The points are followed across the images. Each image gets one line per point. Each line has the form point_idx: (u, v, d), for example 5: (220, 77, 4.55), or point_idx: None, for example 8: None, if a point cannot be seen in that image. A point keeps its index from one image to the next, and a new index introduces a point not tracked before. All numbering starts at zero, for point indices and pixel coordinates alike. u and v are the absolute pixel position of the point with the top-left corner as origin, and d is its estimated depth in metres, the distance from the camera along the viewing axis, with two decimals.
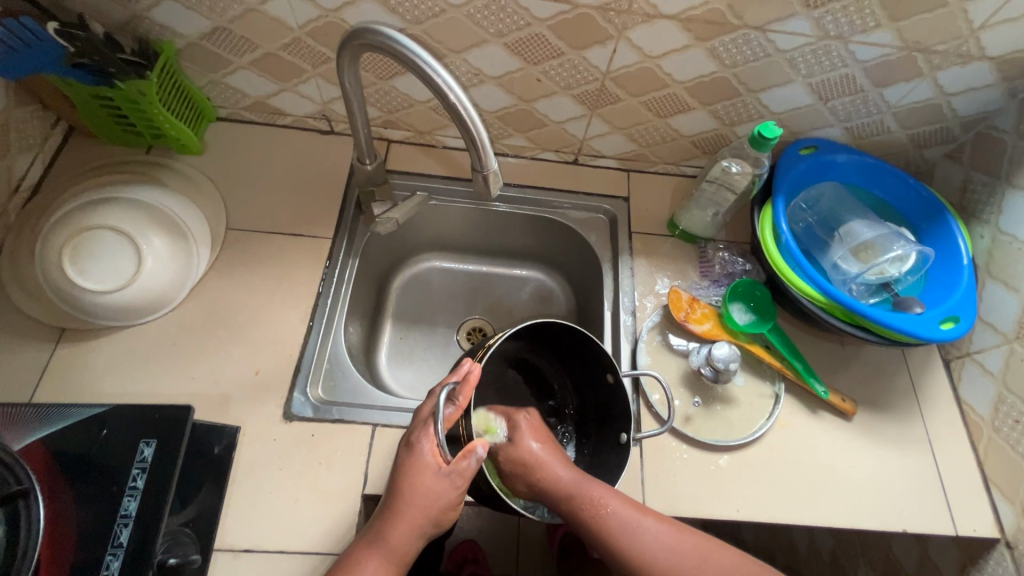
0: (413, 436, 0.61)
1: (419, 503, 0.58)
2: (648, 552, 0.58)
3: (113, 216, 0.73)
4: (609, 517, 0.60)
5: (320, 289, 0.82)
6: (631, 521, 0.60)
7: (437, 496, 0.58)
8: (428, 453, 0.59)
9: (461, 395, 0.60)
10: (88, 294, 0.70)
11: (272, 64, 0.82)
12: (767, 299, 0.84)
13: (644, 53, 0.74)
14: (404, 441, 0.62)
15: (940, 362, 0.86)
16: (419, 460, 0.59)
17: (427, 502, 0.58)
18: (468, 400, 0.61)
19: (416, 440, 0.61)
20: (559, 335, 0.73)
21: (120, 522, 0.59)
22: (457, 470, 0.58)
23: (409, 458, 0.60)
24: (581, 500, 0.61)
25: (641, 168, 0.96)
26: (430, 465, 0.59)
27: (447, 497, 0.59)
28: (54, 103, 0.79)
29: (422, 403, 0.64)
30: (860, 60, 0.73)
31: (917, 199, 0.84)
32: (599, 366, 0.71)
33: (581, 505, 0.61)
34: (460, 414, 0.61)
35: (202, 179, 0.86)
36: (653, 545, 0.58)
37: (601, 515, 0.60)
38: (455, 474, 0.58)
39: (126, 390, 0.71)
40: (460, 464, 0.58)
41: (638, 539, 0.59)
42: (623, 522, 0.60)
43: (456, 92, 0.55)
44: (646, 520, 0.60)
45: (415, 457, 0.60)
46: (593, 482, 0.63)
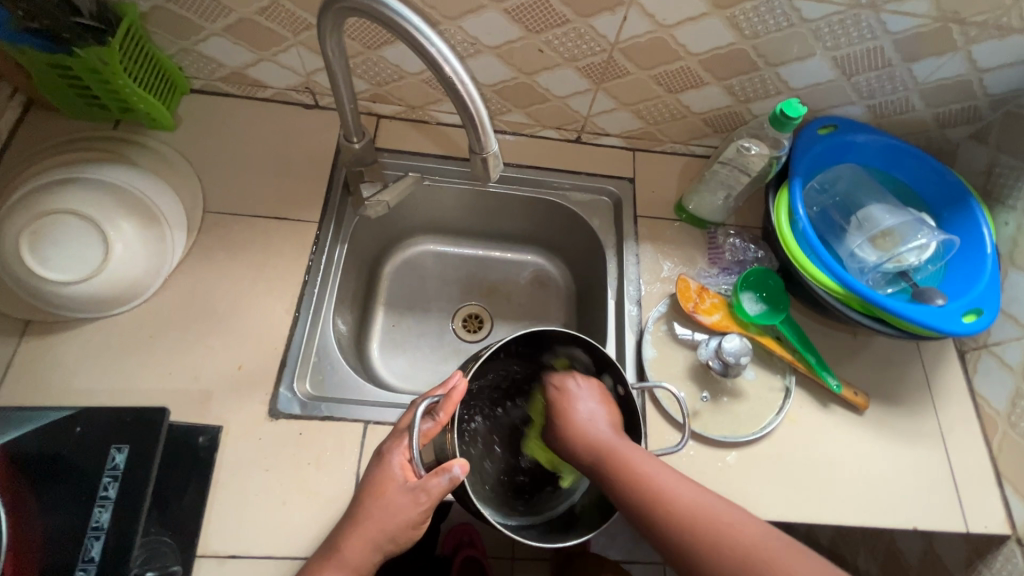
0: (385, 445, 0.59)
1: (379, 515, 0.55)
2: (681, 521, 0.52)
3: (76, 200, 0.66)
4: (638, 473, 0.56)
5: (307, 277, 0.77)
6: (658, 480, 0.55)
7: (398, 510, 0.55)
8: (396, 466, 0.56)
9: (441, 410, 0.57)
10: (51, 286, 0.65)
11: (248, 31, 0.75)
12: (780, 289, 0.80)
13: (657, 21, 0.68)
14: (376, 452, 0.60)
15: (955, 354, 0.83)
16: (385, 472, 0.57)
17: (387, 515, 0.55)
18: (448, 418, 0.58)
19: (386, 450, 0.58)
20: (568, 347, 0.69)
21: (91, 534, 0.56)
22: (421, 486, 0.54)
23: (377, 469, 0.57)
24: (612, 452, 0.59)
25: (647, 147, 0.90)
26: (397, 477, 0.56)
27: (407, 513, 0.55)
28: (7, 72, 0.72)
29: (402, 416, 0.62)
30: (891, 31, 0.68)
31: (940, 183, 0.79)
32: (607, 378, 0.68)
33: (611, 465, 0.58)
34: (437, 431, 0.58)
35: (176, 157, 0.79)
36: (682, 506, 0.53)
37: (630, 474, 0.56)
38: (420, 490, 0.54)
39: (98, 387, 0.67)
40: (427, 480, 0.53)
41: (668, 499, 0.54)
42: (652, 487, 0.54)
43: (452, 65, 0.49)
44: (675, 484, 0.54)
45: (383, 469, 0.57)
46: (629, 443, 0.60)
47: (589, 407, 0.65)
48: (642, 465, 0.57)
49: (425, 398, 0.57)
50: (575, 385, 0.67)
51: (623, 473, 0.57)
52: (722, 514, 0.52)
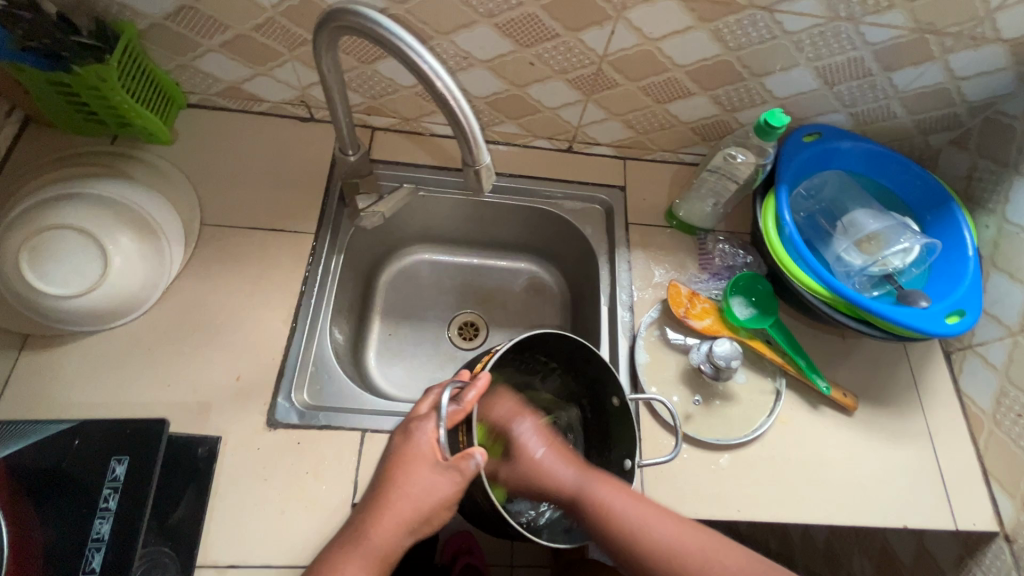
0: (411, 423, 0.59)
1: (412, 494, 0.56)
2: (658, 550, 0.57)
3: (75, 215, 0.67)
4: (617, 514, 0.58)
5: (303, 288, 0.78)
6: (640, 520, 0.58)
7: (430, 489, 0.56)
8: (424, 444, 0.57)
9: (467, 398, 0.58)
10: (50, 299, 0.66)
11: (244, 47, 0.76)
12: (769, 293, 0.81)
13: (644, 35, 0.70)
14: (400, 429, 0.60)
15: (941, 354, 0.84)
16: (415, 449, 0.57)
17: (420, 493, 0.56)
18: (473, 405, 0.59)
19: (415, 427, 0.59)
20: (570, 353, 0.70)
21: (92, 545, 0.55)
22: (455, 467, 0.55)
23: (405, 445, 0.58)
24: (585, 496, 0.61)
25: (637, 156, 0.92)
26: (428, 456, 0.57)
27: (442, 492, 0.56)
28: (8, 90, 0.73)
29: (422, 398, 0.62)
30: (870, 42, 0.70)
31: (923, 187, 0.81)
32: (606, 389, 0.69)
33: (587, 502, 0.61)
34: (462, 416, 0.59)
35: (174, 171, 0.80)
36: (665, 538, 0.57)
37: (610, 511, 0.59)
38: (454, 470, 0.56)
39: (96, 400, 0.67)
40: (462, 462, 0.55)
41: (649, 536, 0.57)
42: (632, 522, 0.58)
43: (444, 80, 0.50)
44: (657, 515, 0.59)
45: (411, 445, 0.58)
46: (598, 476, 0.62)
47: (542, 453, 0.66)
48: (622, 507, 0.59)
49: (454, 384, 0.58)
50: (519, 426, 0.68)
51: (598, 510, 0.59)
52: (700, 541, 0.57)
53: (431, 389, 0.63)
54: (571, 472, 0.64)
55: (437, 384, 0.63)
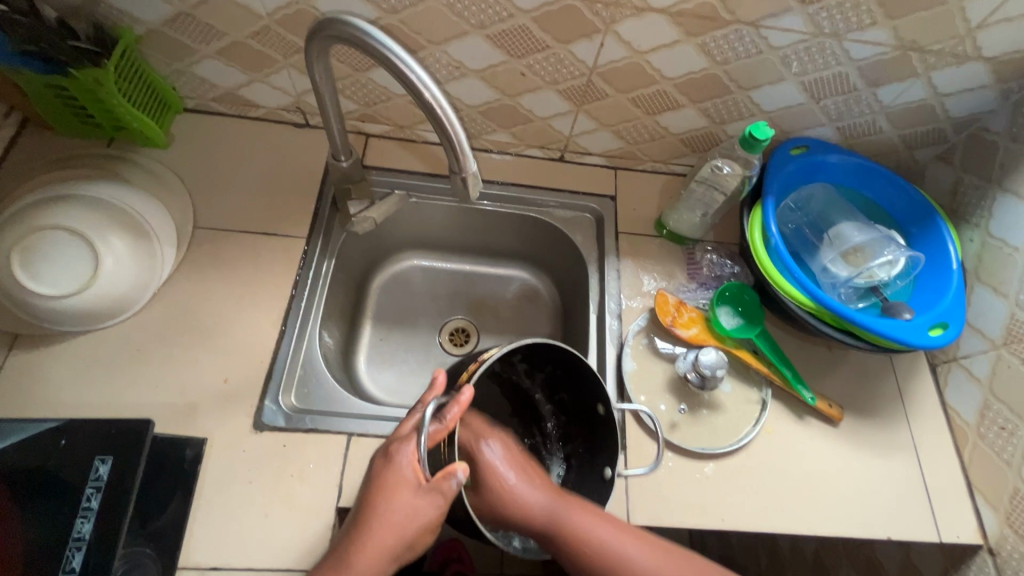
0: (391, 446, 0.58)
1: (394, 522, 0.55)
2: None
3: (68, 216, 0.68)
4: (593, 540, 0.56)
5: (294, 292, 0.78)
6: (615, 544, 0.56)
7: (411, 515, 0.55)
8: (406, 466, 0.56)
9: (449, 414, 0.57)
10: (41, 299, 0.66)
11: (241, 53, 0.77)
12: (755, 304, 0.82)
13: (633, 48, 0.71)
14: (380, 452, 0.59)
15: (927, 367, 0.85)
16: (397, 474, 0.56)
17: (401, 520, 0.55)
18: (455, 421, 0.58)
19: (395, 451, 0.57)
20: (553, 359, 0.70)
21: (73, 545, 0.54)
22: (437, 490, 0.54)
23: (385, 470, 0.57)
24: (560, 525, 0.57)
25: (628, 166, 0.93)
26: (409, 480, 0.56)
27: (425, 516, 0.55)
28: (6, 93, 0.74)
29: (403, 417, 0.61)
30: (854, 59, 0.71)
31: (908, 201, 0.82)
32: (591, 396, 0.69)
33: (563, 532, 0.57)
34: (445, 433, 0.58)
35: (168, 174, 0.81)
36: (641, 566, 0.55)
37: (586, 540, 0.56)
38: (436, 492, 0.55)
39: (83, 400, 0.68)
40: (443, 484, 0.54)
41: (627, 564, 0.55)
42: (610, 547, 0.56)
43: (431, 90, 0.51)
44: (631, 541, 0.57)
45: (392, 470, 0.56)
46: (570, 501, 0.59)
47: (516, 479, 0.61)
48: (599, 530, 0.57)
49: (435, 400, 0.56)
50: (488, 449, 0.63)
51: (574, 538, 0.56)
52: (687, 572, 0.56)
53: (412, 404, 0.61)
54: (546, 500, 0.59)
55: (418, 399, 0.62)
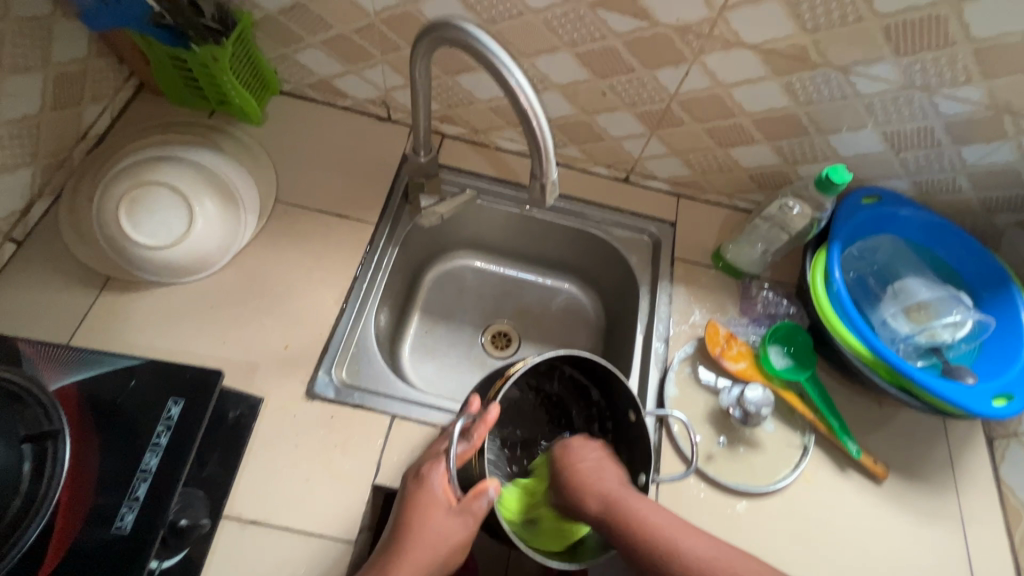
0: (424, 468, 0.63)
1: (429, 544, 0.59)
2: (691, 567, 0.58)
3: (172, 174, 0.74)
4: (642, 528, 0.60)
5: (357, 274, 0.82)
6: (672, 534, 0.60)
7: (443, 536, 0.59)
8: (438, 487, 0.61)
9: (475, 434, 0.62)
10: (140, 249, 0.72)
11: (342, 46, 0.83)
12: (808, 346, 0.81)
13: (717, 80, 0.72)
14: (414, 474, 0.64)
15: (983, 439, 0.82)
16: (430, 495, 0.61)
17: (434, 538, 0.59)
18: (481, 440, 0.62)
19: (427, 471, 0.62)
20: (580, 367, 0.72)
21: (139, 475, 0.57)
22: (466, 510, 0.59)
23: (419, 491, 0.61)
24: (619, 509, 0.61)
25: (692, 195, 0.93)
26: (440, 499, 0.60)
27: (459, 536, 0.59)
28: (131, 59, 0.82)
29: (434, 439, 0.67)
30: (943, 114, 0.70)
31: (981, 264, 0.80)
32: (622, 403, 0.70)
33: (621, 517, 0.61)
34: (472, 451, 0.63)
35: (258, 149, 0.87)
36: (693, 556, 0.59)
37: (643, 524, 0.60)
38: (466, 513, 0.59)
39: (158, 346, 0.73)
40: (471, 502, 0.59)
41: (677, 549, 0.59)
42: (648, 526, 0.60)
43: (528, 96, 0.54)
44: (684, 533, 0.60)
45: (426, 491, 0.61)
46: (633, 493, 0.63)
47: (584, 464, 0.66)
48: (648, 515, 0.61)
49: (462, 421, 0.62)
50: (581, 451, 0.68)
51: (633, 524, 0.60)
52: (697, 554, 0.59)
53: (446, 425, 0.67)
54: (612, 487, 0.63)
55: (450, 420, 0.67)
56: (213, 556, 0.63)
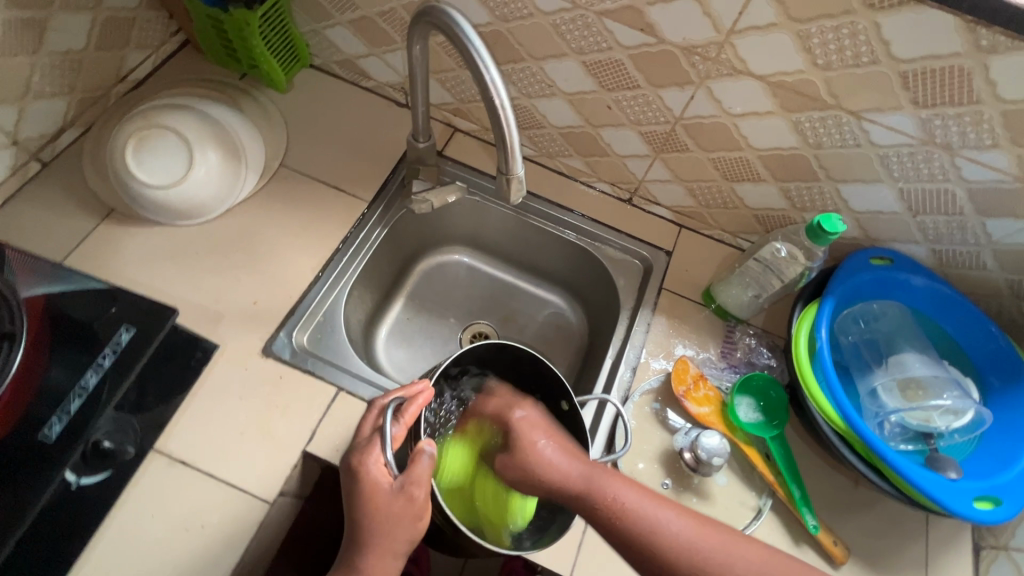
0: (353, 461, 0.55)
1: (382, 532, 0.53)
2: (665, 544, 0.54)
3: (182, 122, 0.78)
4: (616, 502, 0.58)
5: (340, 246, 0.84)
6: (645, 510, 0.56)
7: (398, 517, 0.53)
8: (376, 473, 0.54)
9: (404, 411, 0.58)
10: (140, 186, 0.76)
11: (368, 28, 0.86)
12: (781, 403, 0.76)
13: (723, 108, 0.70)
14: (344, 469, 0.56)
15: (969, 545, 0.73)
16: (369, 484, 0.54)
17: (384, 524, 0.53)
18: (412, 416, 0.59)
19: (359, 463, 0.55)
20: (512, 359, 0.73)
21: (76, 391, 0.59)
22: (411, 486, 0.53)
23: (356, 484, 0.54)
24: (592, 488, 0.59)
25: (694, 227, 0.90)
26: (381, 485, 0.54)
27: (410, 513, 0.53)
28: (179, 15, 0.88)
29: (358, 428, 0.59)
30: (966, 178, 0.64)
31: (995, 351, 0.72)
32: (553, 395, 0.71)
33: (593, 493, 0.59)
34: (405, 431, 0.59)
35: (276, 114, 0.91)
36: (668, 530, 0.55)
37: (611, 497, 0.58)
38: (412, 484, 0.54)
39: (139, 279, 0.76)
40: (414, 473, 0.53)
41: (655, 529, 0.55)
42: (620, 500, 0.58)
43: (499, 92, 0.54)
44: (657, 506, 0.57)
45: (363, 482, 0.54)
46: (606, 472, 0.61)
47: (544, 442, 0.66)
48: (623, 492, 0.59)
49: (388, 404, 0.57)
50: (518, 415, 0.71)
51: (605, 500, 0.58)
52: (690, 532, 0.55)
53: (372, 405, 0.59)
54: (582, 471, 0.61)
55: (379, 401, 0.60)
56: (134, 484, 0.65)
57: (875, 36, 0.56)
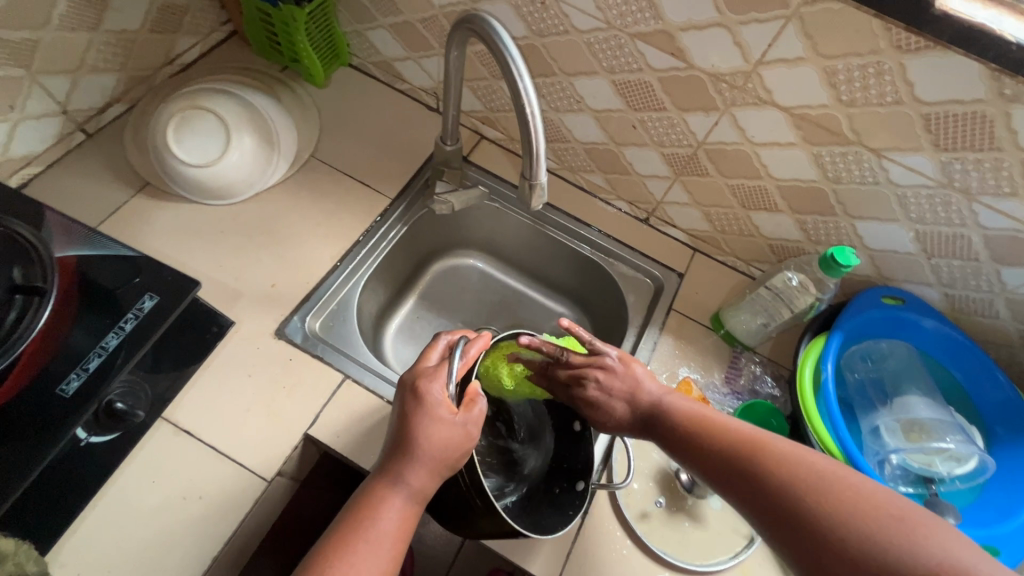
0: (420, 384, 0.55)
1: (436, 450, 0.53)
2: (781, 469, 0.51)
3: (222, 106, 0.82)
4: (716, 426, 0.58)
5: (360, 238, 0.87)
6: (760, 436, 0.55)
7: (451, 445, 0.54)
8: (439, 399, 0.54)
9: (473, 350, 0.61)
10: (177, 163, 0.79)
11: (408, 33, 0.89)
12: (782, 432, 0.75)
13: (746, 136, 0.71)
14: (405, 392, 0.56)
15: None
16: (432, 407, 0.54)
17: (439, 454, 0.53)
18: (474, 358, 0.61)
19: (425, 388, 0.55)
20: None
21: (97, 350, 0.61)
22: (471, 422, 0.55)
23: (419, 408, 0.54)
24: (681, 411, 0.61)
25: (708, 252, 0.90)
26: (443, 411, 0.54)
27: (463, 445, 0.54)
28: (230, 7, 0.92)
29: (420, 360, 0.60)
30: (983, 225, 0.65)
31: (1001, 400, 0.72)
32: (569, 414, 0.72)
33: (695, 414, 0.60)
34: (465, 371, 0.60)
35: (312, 107, 0.94)
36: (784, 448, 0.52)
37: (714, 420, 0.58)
38: (470, 422, 0.55)
39: (165, 252, 0.79)
40: (473, 411, 0.55)
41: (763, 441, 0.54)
42: (701, 414, 0.60)
43: (530, 99, 0.56)
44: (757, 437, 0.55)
45: (427, 405, 0.54)
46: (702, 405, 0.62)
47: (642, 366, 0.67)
48: (677, 421, 0.60)
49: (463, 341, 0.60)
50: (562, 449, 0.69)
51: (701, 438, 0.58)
52: (780, 439, 0.54)
53: (438, 340, 0.62)
54: (657, 393, 0.64)
55: (445, 336, 0.63)
56: (140, 450, 0.67)
57: (900, 76, 0.57)
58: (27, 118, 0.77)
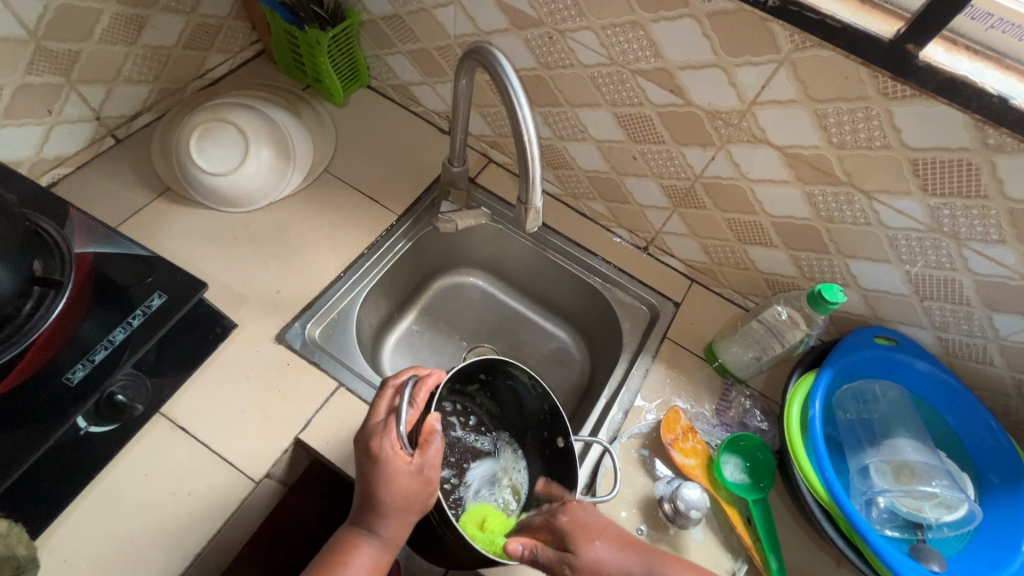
0: (373, 442, 0.58)
1: (402, 511, 0.57)
2: None
3: (245, 120, 0.86)
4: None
5: (366, 251, 0.90)
6: None
7: (413, 495, 0.57)
8: (392, 454, 0.57)
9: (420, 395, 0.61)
10: (197, 171, 0.83)
11: (424, 59, 0.93)
12: (767, 466, 0.75)
13: (740, 171, 0.73)
14: (360, 447, 0.59)
15: None
16: (385, 464, 0.57)
17: (402, 502, 0.57)
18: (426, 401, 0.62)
19: (378, 447, 0.57)
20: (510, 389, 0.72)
21: (104, 343, 0.64)
22: (428, 466, 0.58)
23: (374, 467, 0.57)
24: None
25: (705, 283, 0.92)
26: (397, 464, 0.57)
27: (424, 490, 0.58)
28: (261, 28, 0.98)
29: (373, 406, 0.61)
30: (973, 270, 0.65)
31: (993, 448, 0.71)
32: (550, 429, 0.72)
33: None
34: (419, 415, 0.62)
35: (329, 124, 0.99)
36: None
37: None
38: (427, 466, 0.58)
39: (177, 253, 0.83)
40: (428, 453, 0.58)
41: None
42: None
43: (528, 127, 0.59)
44: None
45: (380, 464, 0.57)
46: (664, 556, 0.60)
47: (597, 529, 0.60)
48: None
49: (409, 386, 0.60)
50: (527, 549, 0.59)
51: None
52: None
53: (387, 385, 0.62)
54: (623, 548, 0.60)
55: (393, 381, 0.63)
56: (136, 442, 0.69)
57: (888, 122, 0.59)
58: (62, 122, 0.82)
